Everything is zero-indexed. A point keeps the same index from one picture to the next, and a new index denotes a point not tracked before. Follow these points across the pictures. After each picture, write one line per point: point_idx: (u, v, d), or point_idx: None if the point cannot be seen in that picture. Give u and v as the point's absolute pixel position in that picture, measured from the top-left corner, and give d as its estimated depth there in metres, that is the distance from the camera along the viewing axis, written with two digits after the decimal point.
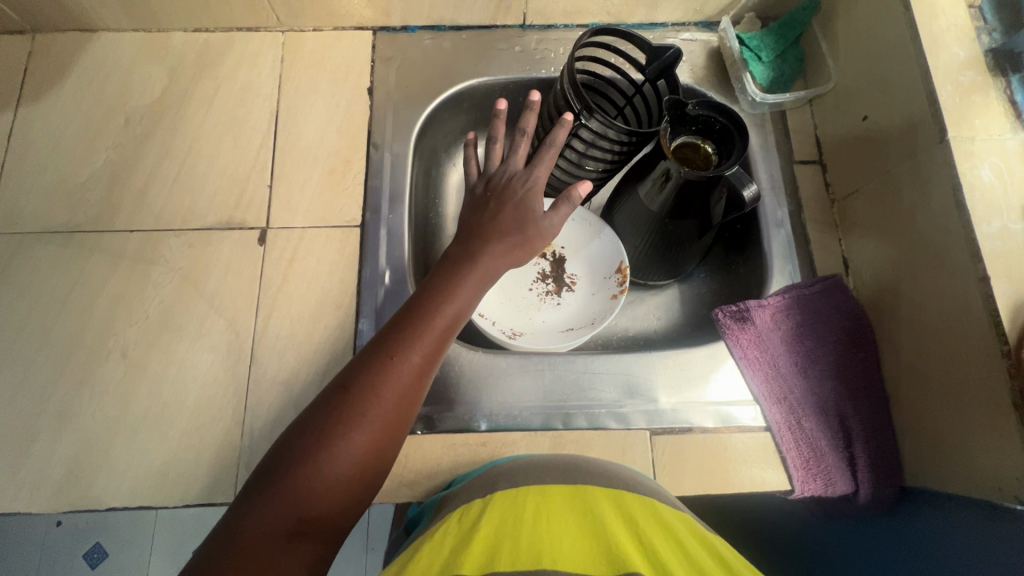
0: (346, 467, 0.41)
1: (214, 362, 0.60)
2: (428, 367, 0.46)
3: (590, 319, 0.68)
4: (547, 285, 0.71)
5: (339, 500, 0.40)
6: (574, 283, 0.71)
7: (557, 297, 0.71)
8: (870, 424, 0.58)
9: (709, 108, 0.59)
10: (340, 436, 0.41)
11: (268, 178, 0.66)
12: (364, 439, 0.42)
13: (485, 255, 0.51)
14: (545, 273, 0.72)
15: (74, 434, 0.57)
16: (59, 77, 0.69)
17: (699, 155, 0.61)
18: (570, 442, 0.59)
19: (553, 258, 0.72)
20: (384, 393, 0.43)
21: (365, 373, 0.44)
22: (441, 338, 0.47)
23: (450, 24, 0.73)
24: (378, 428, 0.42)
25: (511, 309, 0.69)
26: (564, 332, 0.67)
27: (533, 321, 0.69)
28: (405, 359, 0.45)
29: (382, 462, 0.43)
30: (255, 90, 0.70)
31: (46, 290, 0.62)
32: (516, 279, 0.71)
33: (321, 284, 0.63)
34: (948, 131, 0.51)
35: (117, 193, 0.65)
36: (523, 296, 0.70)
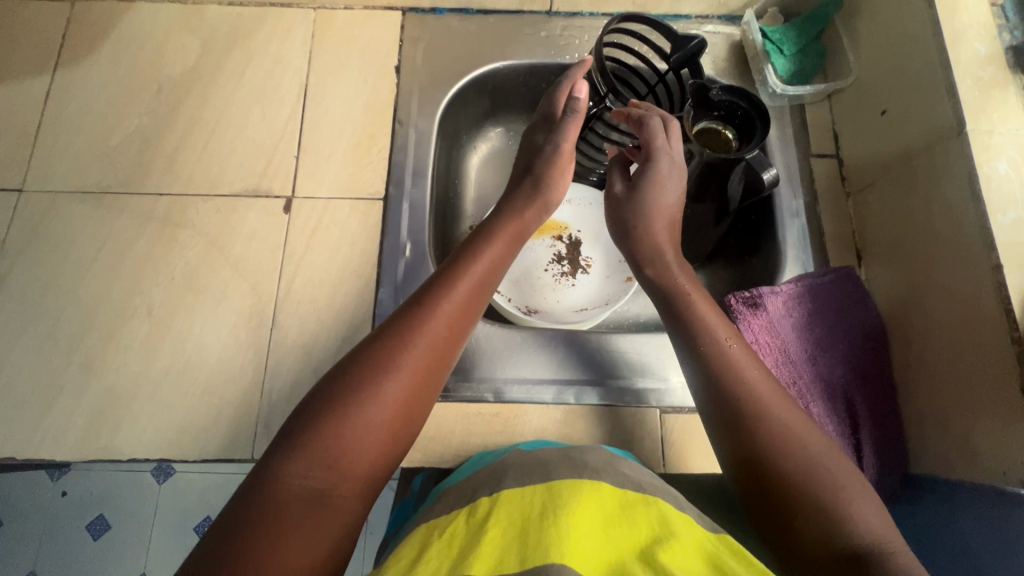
0: (378, 418, 0.42)
1: (237, 323, 0.61)
2: (455, 331, 0.48)
3: (604, 299, 0.70)
4: (563, 266, 0.72)
5: (372, 451, 0.42)
6: (589, 266, 0.72)
7: (572, 279, 0.72)
8: (877, 412, 0.59)
9: (731, 92, 0.61)
10: (371, 388, 0.43)
11: (296, 148, 0.68)
12: (394, 393, 0.43)
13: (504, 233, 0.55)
14: (561, 255, 0.73)
15: (98, 388, 0.59)
16: (96, 43, 0.71)
17: (720, 139, 0.63)
18: (581, 417, 0.60)
19: (569, 240, 0.73)
20: (412, 352, 0.45)
21: (393, 334, 0.46)
22: (467, 304, 0.49)
23: (477, 7, 0.74)
24: (408, 383, 0.44)
25: (528, 288, 0.71)
26: (578, 311, 0.69)
27: (548, 300, 0.70)
28: (431, 321, 0.47)
29: (413, 419, 0.45)
30: (285, 64, 0.71)
31: (76, 248, 0.63)
32: (533, 259, 0.72)
33: (343, 254, 0.64)
34: (967, 124, 0.52)
35: (148, 158, 0.67)
36: (539, 276, 0.72)
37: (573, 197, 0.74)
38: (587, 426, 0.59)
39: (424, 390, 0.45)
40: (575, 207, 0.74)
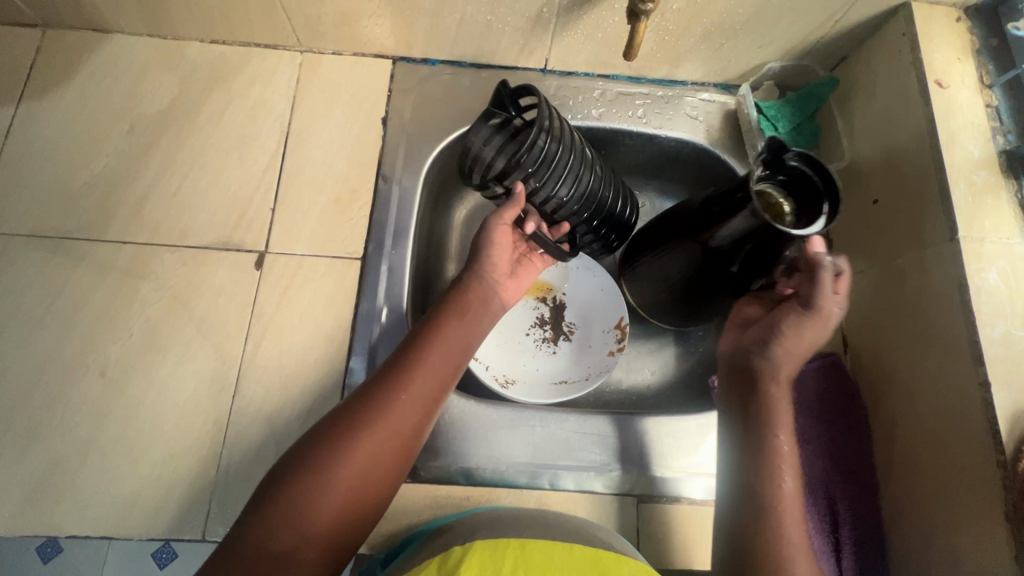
0: (334, 496, 0.43)
1: (197, 387, 0.58)
2: (426, 402, 0.49)
3: (586, 372, 0.67)
4: (545, 332, 0.70)
5: (326, 532, 0.43)
6: (571, 333, 0.70)
7: (553, 346, 0.70)
8: (858, 510, 0.57)
9: (808, 162, 0.52)
10: (328, 467, 0.43)
11: (272, 201, 0.65)
12: (351, 474, 0.44)
13: (479, 283, 0.56)
14: (544, 318, 0.71)
15: (40, 455, 0.55)
16: (66, 77, 0.68)
17: (771, 206, 0.54)
18: (558, 502, 0.57)
19: (553, 304, 0.71)
20: (388, 411, 0.46)
21: (354, 413, 0.46)
22: (429, 378, 0.49)
23: (470, 61, 0.72)
24: (368, 462, 0.45)
25: (506, 354, 0.68)
26: (558, 384, 0.66)
27: (527, 368, 0.68)
28: (393, 402, 0.47)
29: (372, 498, 0.45)
30: (266, 109, 0.69)
31: (29, 296, 0.59)
32: (514, 323, 0.70)
33: (316, 316, 0.61)
34: (959, 230, 0.52)
35: (114, 202, 0.64)
36: (519, 341, 0.69)
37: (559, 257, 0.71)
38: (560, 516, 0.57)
39: (388, 474, 0.46)
40: (562, 268, 0.71)
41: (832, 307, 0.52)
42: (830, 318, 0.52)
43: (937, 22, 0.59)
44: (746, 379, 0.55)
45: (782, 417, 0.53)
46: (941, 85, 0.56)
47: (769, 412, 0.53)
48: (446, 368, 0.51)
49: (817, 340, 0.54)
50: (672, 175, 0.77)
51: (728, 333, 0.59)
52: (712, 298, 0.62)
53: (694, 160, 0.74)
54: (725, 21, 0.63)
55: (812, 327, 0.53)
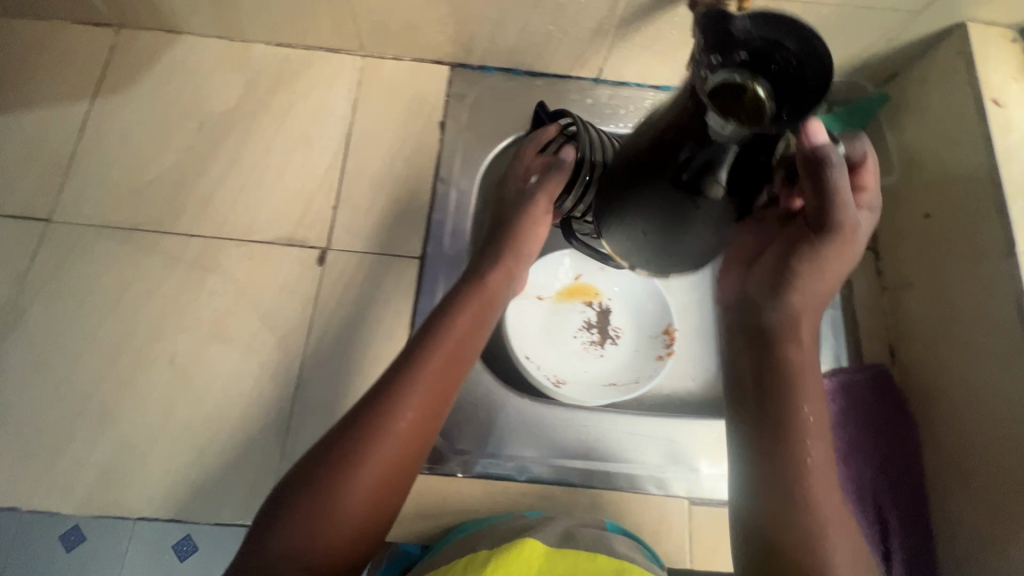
0: (340, 515, 0.42)
1: (261, 379, 0.60)
2: (432, 405, 0.46)
3: (634, 375, 0.68)
4: (592, 335, 0.71)
5: (346, 538, 0.43)
6: (617, 336, 0.71)
7: (600, 349, 0.70)
8: (907, 520, 0.58)
9: (767, 24, 0.38)
10: (333, 488, 0.42)
11: (333, 200, 0.67)
12: (357, 494, 0.43)
13: (492, 281, 0.54)
14: (591, 322, 0.72)
15: (111, 438, 0.57)
16: (137, 75, 0.70)
17: (746, 98, 0.37)
18: (611, 502, 0.58)
19: (600, 308, 0.72)
20: (394, 418, 0.45)
21: (355, 436, 0.44)
22: (433, 390, 0.47)
23: (525, 69, 0.74)
24: (375, 483, 0.44)
25: (555, 356, 0.69)
26: (608, 387, 0.67)
27: (576, 370, 0.69)
28: (391, 423, 0.45)
29: (381, 513, 0.45)
30: (328, 110, 0.71)
31: (102, 286, 0.62)
32: (562, 326, 0.71)
33: (376, 312, 0.63)
34: (1017, 245, 0.53)
35: (183, 197, 0.66)
36: (567, 343, 0.70)
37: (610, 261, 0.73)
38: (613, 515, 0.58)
39: (397, 479, 0.45)
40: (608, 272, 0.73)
41: (853, 220, 0.45)
42: (852, 235, 0.45)
43: (993, 43, 0.60)
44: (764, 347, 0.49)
45: (809, 385, 0.47)
46: (998, 104, 0.58)
47: (795, 387, 0.47)
48: (450, 380, 0.48)
49: (842, 271, 0.47)
50: None
51: (733, 275, 0.55)
52: (722, 250, 0.48)
53: None
54: None
55: (834, 254, 0.46)
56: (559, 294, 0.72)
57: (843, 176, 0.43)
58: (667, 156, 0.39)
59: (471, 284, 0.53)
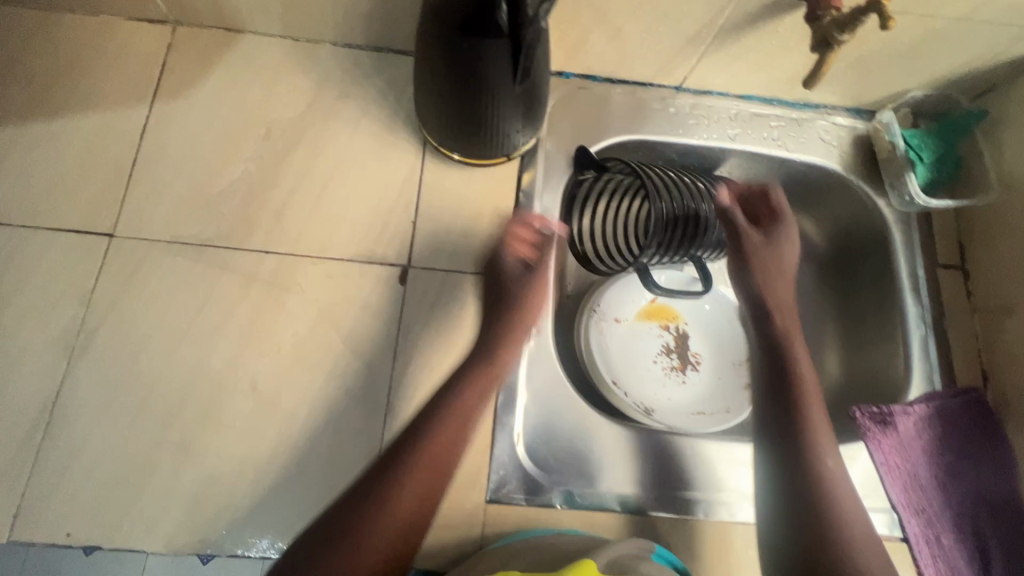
0: (368, 556, 0.45)
1: (349, 407, 0.57)
2: (445, 452, 0.50)
3: (724, 406, 0.67)
4: (672, 360, 0.69)
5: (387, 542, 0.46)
6: (698, 362, 0.70)
7: (682, 375, 0.69)
8: (1006, 548, 0.58)
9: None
10: (360, 533, 0.46)
11: (413, 214, 0.64)
12: (391, 528, 0.47)
13: (509, 331, 0.58)
14: (669, 346, 0.70)
15: (194, 471, 0.54)
16: (198, 77, 0.66)
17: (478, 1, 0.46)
18: (714, 535, 0.56)
19: (677, 333, 0.71)
20: (422, 454, 0.50)
21: (396, 456, 0.50)
22: (465, 422, 0.52)
23: (606, 76, 0.71)
24: (409, 507, 0.48)
25: (639, 381, 0.67)
26: (696, 415, 0.66)
27: (662, 395, 0.67)
28: (429, 445, 0.50)
29: (421, 527, 0.48)
30: (402, 117, 0.67)
31: (173, 308, 0.58)
32: (643, 350, 0.69)
33: (464, 335, 0.60)
34: None
35: (255, 209, 0.62)
36: (648, 368, 0.68)
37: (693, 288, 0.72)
38: (717, 547, 0.56)
39: (423, 504, 0.48)
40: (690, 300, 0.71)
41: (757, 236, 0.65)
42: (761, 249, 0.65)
43: None
44: (781, 402, 0.57)
45: (819, 443, 0.54)
46: None
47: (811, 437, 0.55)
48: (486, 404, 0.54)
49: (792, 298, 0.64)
50: (792, 199, 0.77)
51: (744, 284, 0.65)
52: (519, 112, 0.57)
53: (824, 186, 0.73)
54: (884, 48, 0.62)
55: (768, 270, 0.64)
56: (640, 314, 0.70)
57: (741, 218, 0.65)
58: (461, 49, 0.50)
59: (488, 341, 0.57)
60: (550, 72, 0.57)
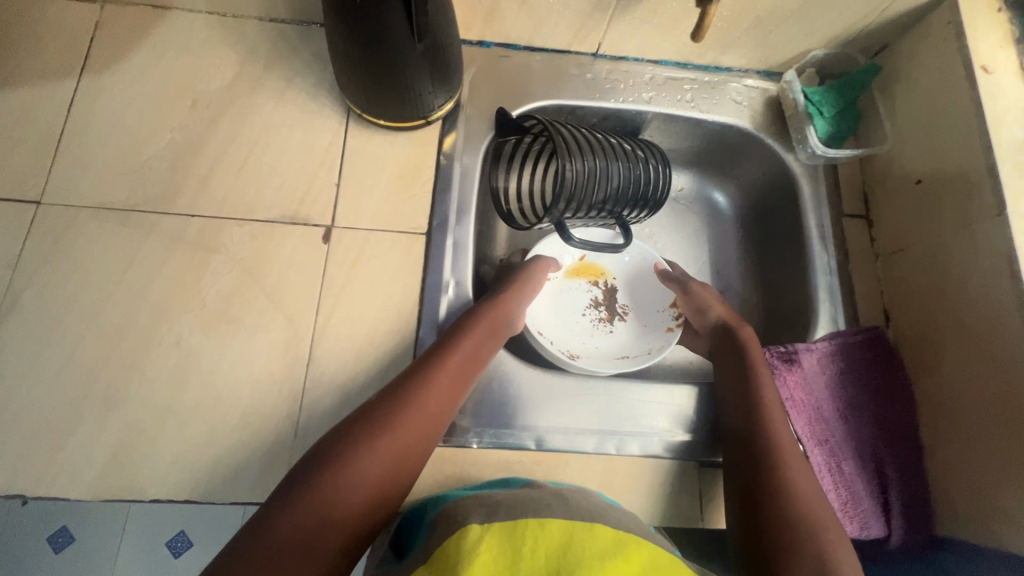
0: (347, 495, 0.45)
1: (271, 358, 0.59)
2: (431, 418, 0.52)
3: (646, 348, 0.70)
4: (600, 312, 0.74)
5: (352, 507, 0.45)
6: (625, 314, 0.74)
7: (609, 325, 0.73)
8: (904, 473, 0.61)
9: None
10: (342, 467, 0.46)
11: (336, 177, 0.66)
12: (373, 469, 0.47)
13: (496, 319, 0.59)
14: (597, 300, 0.74)
15: (118, 422, 0.55)
16: (125, 52, 0.68)
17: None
18: (624, 467, 0.59)
19: (606, 288, 0.75)
20: (405, 414, 0.50)
21: (382, 409, 0.50)
22: (450, 387, 0.54)
23: (525, 44, 0.74)
24: (390, 453, 0.48)
25: (565, 332, 0.71)
26: (620, 359, 0.69)
27: (588, 344, 0.71)
28: (420, 401, 0.52)
29: (399, 483, 0.49)
30: (326, 86, 0.69)
31: (100, 269, 0.60)
32: (571, 305, 0.73)
33: (385, 289, 0.63)
34: (1007, 206, 0.55)
35: (180, 175, 0.64)
36: (577, 321, 0.72)
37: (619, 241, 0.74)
38: (627, 479, 0.59)
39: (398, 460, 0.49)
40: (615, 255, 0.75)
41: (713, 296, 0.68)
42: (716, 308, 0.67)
43: (980, 13, 0.62)
44: (743, 380, 0.60)
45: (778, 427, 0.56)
46: (987, 71, 0.60)
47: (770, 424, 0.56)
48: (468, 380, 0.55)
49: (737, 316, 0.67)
50: (712, 160, 0.80)
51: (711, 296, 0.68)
52: (426, 68, 0.60)
53: (739, 145, 0.77)
54: (778, 8, 0.66)
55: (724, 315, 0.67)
56: (569, 273, 0.74)
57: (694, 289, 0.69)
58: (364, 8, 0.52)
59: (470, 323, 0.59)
60: (451, 30, 0.60)
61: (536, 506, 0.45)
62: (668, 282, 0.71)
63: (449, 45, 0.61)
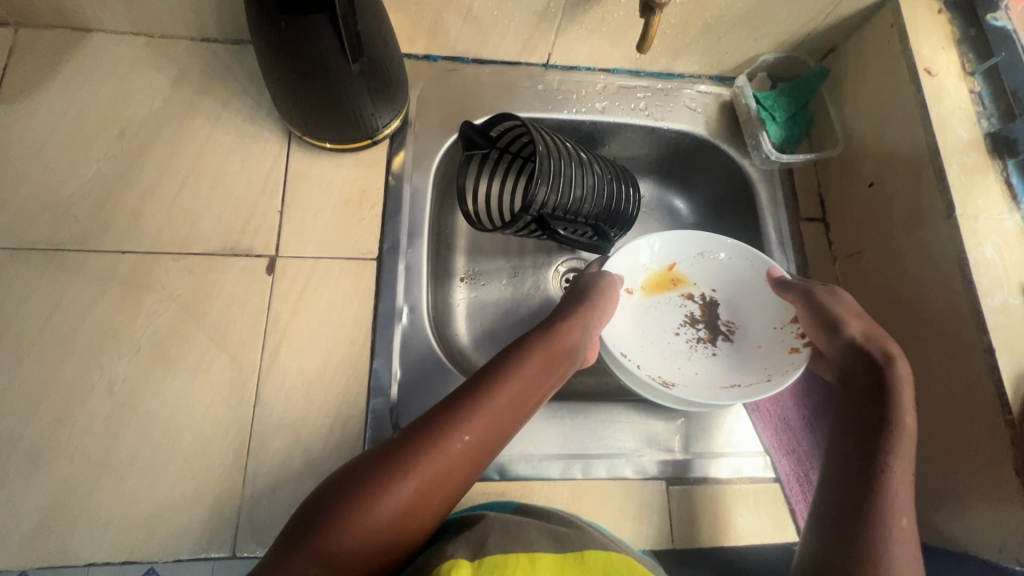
0: (353, 540, 0.40)
1: (214, 401, 0.56)
2: (472, 456, 0.46)
3: (765, 373, 0.61)
4: (698, 331, 0.68)
5: (363, 555, 0.40)
6: (730, 332, 0.67)
7: (710, 346, 0.67)
8: None
9: None
10: (360, 507, 0.41)
11: (279, 203, 0.63)
12: (388, 514, 0.41)
13: (554, 346, 0.53)
14: (694, 316, 0.69)
15: (46, 481, 0.51)
16: (44, 79, 0.64)
17: None
18: (592, 492, 0.58)
19: (703, 301, 0.69)
20: (442, 446, 0.44)
21: (419, 438, 0.45)
22: (496, 422, 0.47)
23: (473, 57, 0.72)
24: (411, 497, 0.42)
25: (658, 355, 0.66)
26: (729, 386, 0.62)
27: (685, 369, 0.65)
28: (461, 434, 0.45)
29: (418, 525, 0.43)
30: (265, 108, 0.66)
31: (21, 314, 0.56)
32: (662, 322, 0.68)
33: (335, 320, 0.60)
34: (956, 209, 0.55)
35: (108, 209, 0.60)
36: (672, 341, 0.67)
37: (707, 249, 0.67)
38: (594, 504, 0.57)
39: (427, 504, 0.43)
40: (706, 262, 0.68)
41: (847, 308, 0.56)
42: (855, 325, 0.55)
43: (921, 16, 0.63)
44: (873, 431, 0.49)
45: (896, 496, 0.46)
46: (930, 73, 0.60)
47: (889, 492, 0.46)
48: (516, 417, 0.49)
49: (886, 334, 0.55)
50: (672, 168, 0.79)
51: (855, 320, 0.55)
52: (367, 90, 0.57)
53: (695, 152, 0.76)
54: (725, 14, 0.65)
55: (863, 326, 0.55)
56: (649, 285, 0.69)
57: (837, 307, 0.56)
58: (296, 36, 0.49)
59: (528, 349, 0.53)
60: (390, 47, 0.58)
61: (523, 539, 0.44)
62: (785, 292, 0.61)
63: (389, 62, 0.59)
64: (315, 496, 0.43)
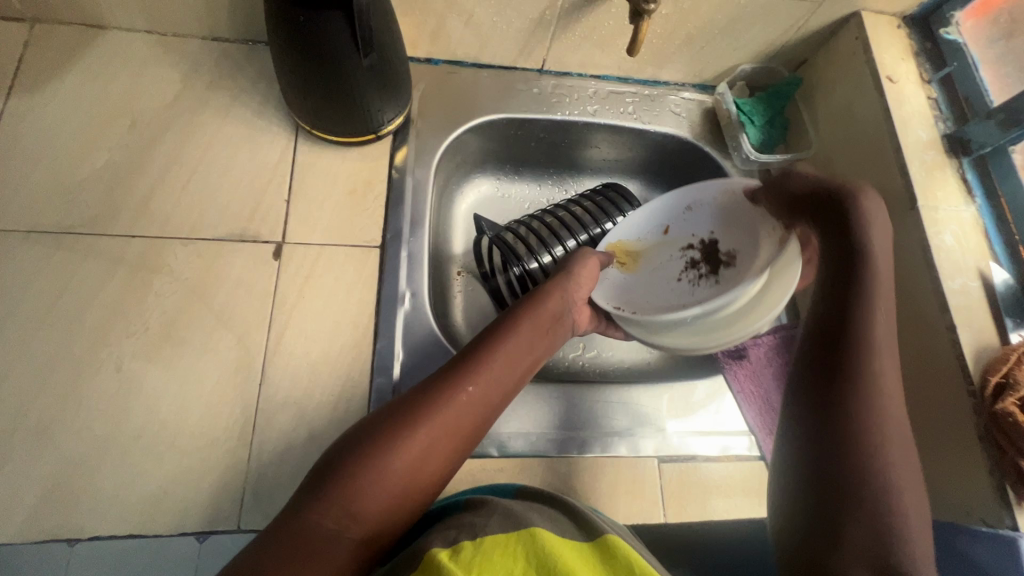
0: (373, 494, 0.41)
1: (221, 379, 0.57)
2: (478, 410, 0.48)
3: None
4: (700, 272, 0.60)
5: (381, 508, 0.42)
6: (733, 258, 0.58)
7: (714, 278, 0.58)
8: None
9: None
10: (376, 460, 0.42)
11: (286, 193, 0.66)
12: (404, 464, 0.43)
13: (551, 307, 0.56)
14: (694, 260, 0.61)
15: (51, 456, 0.52)
16: (58, 73, 0.66)
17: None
18: (587, 468, 0.60)
19: (701, 242, 0.61)
20: (449, 402, 0.46)
21: (427, 395, 0.47)
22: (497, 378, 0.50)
23: (472, 61, 0.76)
24: (423, 448, 0.44)
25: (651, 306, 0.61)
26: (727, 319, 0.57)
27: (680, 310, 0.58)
28: (467, 390, 0.48)
29: (432, 478, 0.45)
30: (274, 103, 0.69)
31: (31, 294, 0.57)
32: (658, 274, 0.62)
33: (340, 303, 0.62)
34: (918, 201, 0.61)
35: (119, 195, 0.62)
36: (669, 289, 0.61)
37: (693, 201, 0.62)
38: (589, 479, 0.60)
39: (439, 456, 0.45)
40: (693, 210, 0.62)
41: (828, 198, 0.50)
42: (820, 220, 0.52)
43: (882, 30, 0.69)
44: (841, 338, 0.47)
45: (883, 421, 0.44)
46: (892, 80, 0.66)
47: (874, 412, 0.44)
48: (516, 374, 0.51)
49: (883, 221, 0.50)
50: (658, 170, 0.84)
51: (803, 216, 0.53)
52: (375, 88, 0.61)
53: (680, 153, 0.80)
54: (707, 25, 0.70)
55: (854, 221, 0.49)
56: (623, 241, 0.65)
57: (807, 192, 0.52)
58: (312, 33, 0.53)
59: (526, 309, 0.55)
60: (397, 47, 0.62)
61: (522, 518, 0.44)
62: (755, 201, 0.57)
63: (396, 62, 0.62)
64: (329, 453, 0.44)
